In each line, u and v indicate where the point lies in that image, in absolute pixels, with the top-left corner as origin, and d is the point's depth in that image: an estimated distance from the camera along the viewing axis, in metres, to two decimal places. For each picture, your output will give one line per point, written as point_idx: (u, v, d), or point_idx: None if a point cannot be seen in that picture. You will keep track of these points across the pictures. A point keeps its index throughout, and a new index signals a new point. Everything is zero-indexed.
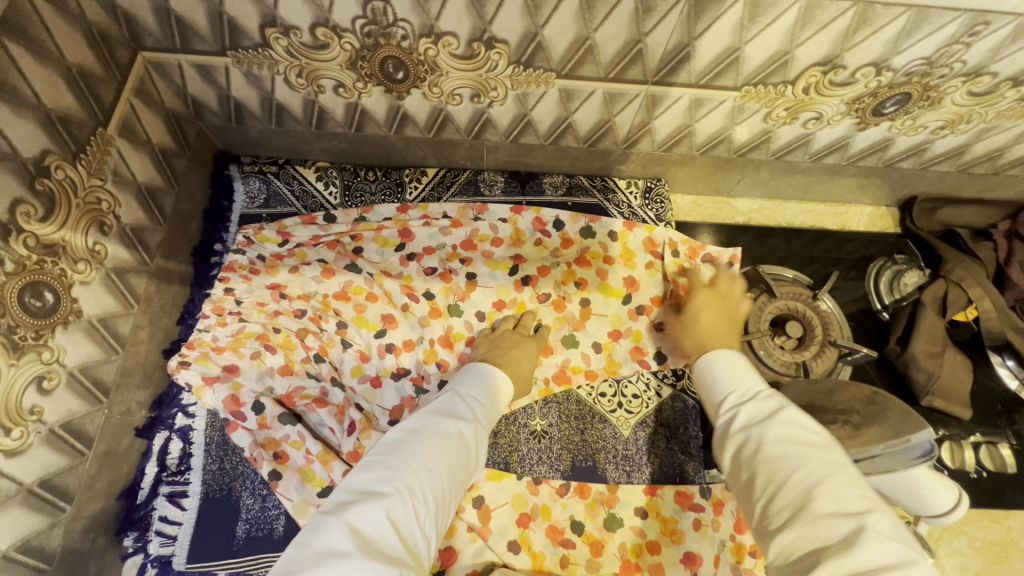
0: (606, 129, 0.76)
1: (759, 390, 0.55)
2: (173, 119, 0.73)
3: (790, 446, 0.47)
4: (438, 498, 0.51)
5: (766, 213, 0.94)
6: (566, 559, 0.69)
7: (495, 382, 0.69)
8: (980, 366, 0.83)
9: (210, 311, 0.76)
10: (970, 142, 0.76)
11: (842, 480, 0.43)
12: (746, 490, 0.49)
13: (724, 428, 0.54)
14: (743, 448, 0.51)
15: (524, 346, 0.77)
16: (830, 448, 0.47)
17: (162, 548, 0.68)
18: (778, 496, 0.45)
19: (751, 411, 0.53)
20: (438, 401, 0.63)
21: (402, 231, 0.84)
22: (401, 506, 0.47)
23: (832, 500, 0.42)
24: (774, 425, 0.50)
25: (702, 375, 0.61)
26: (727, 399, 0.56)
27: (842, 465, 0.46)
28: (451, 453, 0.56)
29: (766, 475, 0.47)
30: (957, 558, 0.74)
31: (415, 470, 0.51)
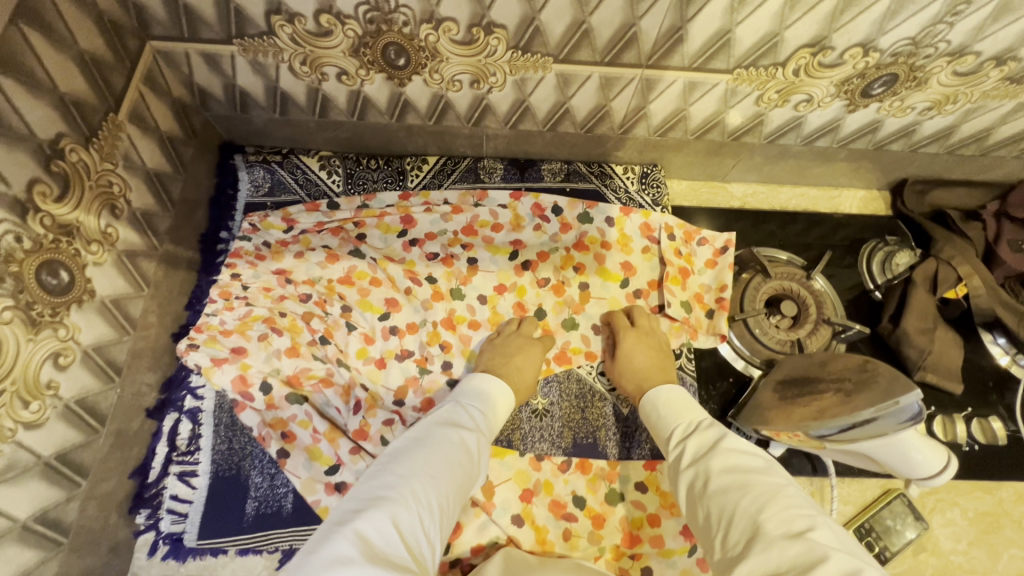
0: (602, 114, 0.78)
1: (700, 420, 0.63)
2: (180, 108, 0.75)
3: (733, 475, 0.54)
4: (441, 506, 0.54)
5: (760, 197, 0.95)
6: (568, 532, 0.71)
7: (501, 394, 0.71)
8: (972, 343, 0.85)
9: (217, 295, 0.78)
10: (957, 123, 0.78)
11: (782, 501, 0.49)
12: (703, 522, 0.54)
13: (676, 464, 0.61)
14: (695, 482, 0.57)
15: (529, 350, 0.77)
16: (768, 471, 0.54)
17: (173, 526, 0.70)
18: (732, 526, 0.50)
19: (696, 445, 0.60)
20: (441, 414, 0.66)
21: (404, 218, 0.86)
22: (406, 512, 0.50)
23: (779, 522, 0.47)
24: (716, 457, 0.57)
25: (650, 413, 0.69)
26: (675, 433, 0.64)
27: (783, 485, 0.52)
28: (453, 463, 0.59)
29: (718, 507, 0.52)
30: (951, 528, 0.76)
31: (417, 479, 0.54)
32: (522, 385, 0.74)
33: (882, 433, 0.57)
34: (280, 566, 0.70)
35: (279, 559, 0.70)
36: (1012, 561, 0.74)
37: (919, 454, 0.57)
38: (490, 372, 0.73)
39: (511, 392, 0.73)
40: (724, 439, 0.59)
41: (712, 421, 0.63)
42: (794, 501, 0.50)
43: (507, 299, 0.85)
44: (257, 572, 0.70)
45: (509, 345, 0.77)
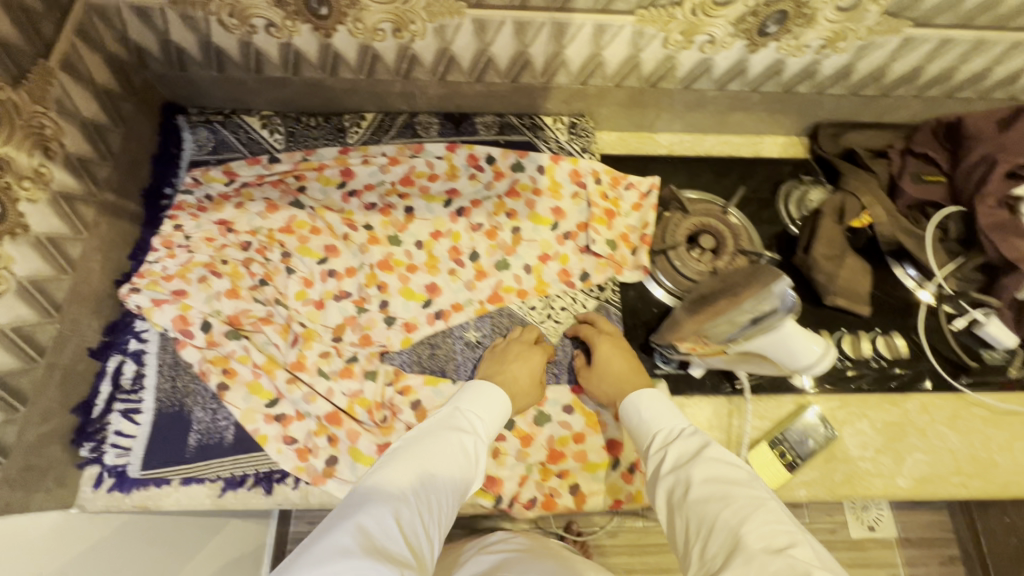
0: (524, 61, 0.83)
1: (680, 427, 0.65)
2: (117, 64, 0.78)
3: (715, 485, 0.56)
4: (437, 506, 0.57)
5: (686, 145, 1.00)
6: (497, 451, 0.75)
7: (485, 389, 0.71)
8: (881, 272, 0.91)
9: (159, 245, 0.81)
10: (853, 60, 0.84)
11: (764, 516, 0.52)
12: (682, 530, 0.56)
13: (656, 471, 0.63)
14: (676, 490, 0.59)
15: (529, 355, 0.77)
16: (751, 484, 0.56)
17: (117, 459, 0.73)
18: (712, 537, 0.52)
19: (679, 452, 0.62)
20: (442, 416, 0.67)
21: (343, 170, 0.90)
22: (405, 508, 0.53)
23: (760, 537, 0.50)
24: (700, 464, 0.59)
25: (630, 417, 0.70)
26: (656, 439, 0.65)
27: (765, 499, 0.54)
28: (452, 465, 0.61)
29: (697, 517, 0.55)
30: (860, 437, 0.81)
31: (414, 475, 0.57)
32: (516, 391, 0.74)
33: (764, 328, 0.63)
34: (222, 494, 0.73)
35: (221, 488, 0.73)
36: (916, 465, 0.80)
37: (801, 346, 0.62)
38: (486, 379, 0.74)
39: (507, 397, 0.72)
40: (706, 448, 0.61)
41: (693, 429, 0.65)
42: (776, 515, 0.52)
43: (443, 244, 0.88)
44: (201, 500, 0.73)
45: (505, 353, 0.78)
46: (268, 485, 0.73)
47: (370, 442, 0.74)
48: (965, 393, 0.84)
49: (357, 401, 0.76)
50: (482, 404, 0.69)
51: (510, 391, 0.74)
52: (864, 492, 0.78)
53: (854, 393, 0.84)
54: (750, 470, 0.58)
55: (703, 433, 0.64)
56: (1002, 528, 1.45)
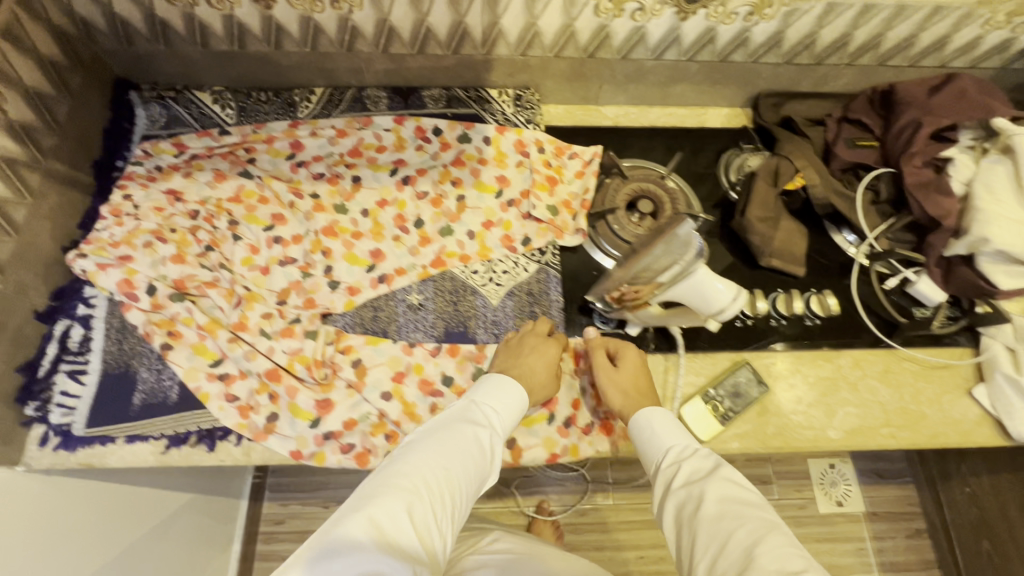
0: (462, 32, 0.86)
1: (692, 444, 0.70)
2: (63, 37, 0.80)
3: (730, 506, 0.61)
4: (452, 501, 0.62)
5: (631, 117, 1.03)
6: (434, 407, 0.78)
7: (505, 382, 0.74)
8: (818, 235, 0.93)
9: (108, 214, 0.83)
10: (781, 27, 0.86)
11: (776, 539, 0.58)
12: (689, 542, 0.62)
13: (667, 484, 0.68)
14: (687, 505, 0.64)
15: (545, 349, 0.77)
16: (762, 507, 0.62)
17: (62, 418, 0.75)
18: (724, 554, 0.58)
19: (691, 469, 0.67)
20: (457, 410, 0.71)
21: (293, 143, 0.92)
22: (420, 504, 0.58)
23: (770, 558, 0.56)
24: (714, 483, 0.64)
25: (640, 432, 0.73)
26: (668, 453, 0.70)
27: (774, 522, 0.60)
28: (467, 458, 0.65)
29: (710, 534, 0.60)
30: (793, 392, 0.83)
31: (431, 471, 0.62)
32: (534, 386, 0.75)
33: (683, 274, 0.70)
34: (166, 451, 0.75)
35: (165, 445, 0.75)
36: (846, 418, 0.82)
37: (712, 288, 0.71)
38: (504, 373, 0.75)
39: (525, 392, 0.74)
40: (718, 468, 0.66)
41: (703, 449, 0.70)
42: (786, 539, 0.58)
43: (388, 212, 0.90)
44: (145, 458, 0.75)
45: (524, 346, 0.78)
46: (210, 443, 0.75)
47: (309, 398, 0.77)
48: (896, 348, 0.87)
49: (296, 358, 0.77)
50: (500, 398, 0.72)
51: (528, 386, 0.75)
52: (795, 444, 0.80)
53: (789, 350, 0.86)
54: (758, 493, 0.63)
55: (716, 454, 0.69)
56: (963, 498, 1.46)
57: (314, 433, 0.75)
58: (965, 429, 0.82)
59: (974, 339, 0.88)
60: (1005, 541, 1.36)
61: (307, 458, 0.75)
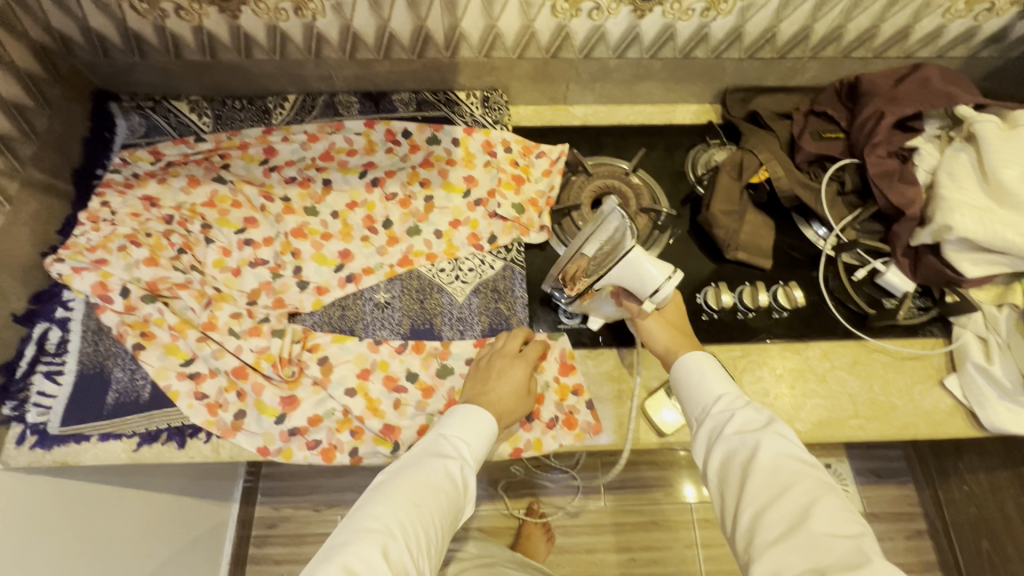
0: (425, 36, 0.88)
1: (745, 397, 0.69)
2: (41, 51, 0.84)
3: (785, 462, 0.61)
4: (425, 538, 0.61)
5: (600, 116, 1.04)
6: (398, 402, 0.79)
7: (471, 411, 0.72)
8: (787, 227, 0.93)
9: (86, 220, 0.86)
10: (739, 22, 0.87)
11: (832, 500, 0.57)
12: (737, 491, 0.61)
13: (717, 431, 0.67)
14: (737, 455, 0.63)
15: (511, 369, 0.76)
16: (816, 468, 0.61)
17: (39, 417, 0.77)
18: (777, 508, 0.58)
19: (744, 420, 0.66)
20: (426, 443, 0.70)
21: (266, 149, 0.95)
22: (393, 545, 0.58)
23: (825, 521, 0.55)
24: (768, 435, 0.63)
25: (690, 374, 0.72)
26: (718, 401, 0.69)
27: (829, 484, 0.60)
28: (438, 493, 0.65)
29: (763, 484, 0.60)
30: (759, 384, 0.83)
31: (402, 511, 0.61)
32: (502, 411, 0.74)
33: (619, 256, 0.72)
34: (137, 448, 0.77)
35: (137, 442, 0.77)
36: (814, 410, 0.81)
37: (649, 272, 0.71)
38: (472, 400, 0.74)
39: (495, 417, 0.73)
40: (771, 422, 0.65)
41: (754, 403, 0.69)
42: (840, 502, 0.57)
43: (358, 213, 0.92)
44: (118, 455, 0.76)
45: (495, 368, 0.77)
46: (181, 440, 0.77)
47: (275, 395, 0.78)
48: (866, 340, 0.85)
49: (263, 356, 0.79)
50: (468, 428, 0.70)
51: (496, 413, 0.73)
52: None
53: (756, 342, 0.85)
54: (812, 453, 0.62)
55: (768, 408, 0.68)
56: (962, 497, 1.41)
57: (280, 429, 0.77)
58: (937, 420, 0.81)
59: (947, 329, 0.86)
60: (1004, 540, 1.29)
61: (274, 454, 0.76)
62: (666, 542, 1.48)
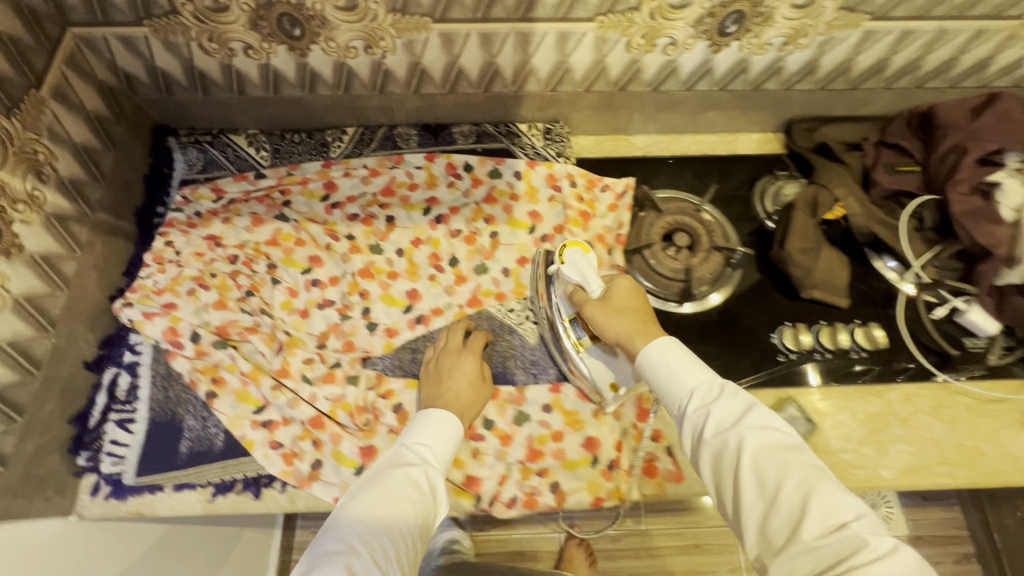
0: (493, 71, 0.86)
1: (716, 382, 0.61)
2: (106, 91, 0.83)
3: (769, 456, 0.54)
4: (394, 550, 0.56)
5: (661, 146, 1.02)
6: (476, 451, 0.77)
7: (434, 417, 0.72)
8: (860, 264, 0.91)
9: (152, 261, 0.85)
10: (817, 56, 0.85)
11: (825, 484, 0.52)
12: (732, 500, 0.55)
13: (697, 433, 0.59)
14: (724, 457, 0.56)
15: (461, 365, 0.78)
16: (800, 450, 0.55)
17: (113, 467, 0.76)
18: (773, 512, 0.52)
19: (720, 415, 0.58)
20: (390, 458, 0.67)
21: (327, 184, 0.94)
22: (356, 560, 0.53)
23: (822, 516, 0.50)
24: (747, 428, 0.56)
25: (657, 368, 0.64)
26: (692, 398, 0.61)
27: (817, 465, 0.54)
28: (401, 502, 0.61)
29: (754, 484, 0.54)
30: (841, 430, 0.81)
31: (363, 527, 0.57)
32: (461, 407, 0.75)
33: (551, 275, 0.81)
34: (213, 499, 0.75)
35: (212, 493, 0.76)
36: (899, 456, 0.79)
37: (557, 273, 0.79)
38: (429, 405, 0.74)
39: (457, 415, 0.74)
40: (749, 410, 0.58)
41: (730, 385, 0.61)
42: (832, 484, 0.52)
43: (423, 250, 0.91)
44: (193, 506, 0.75)
45: (442, 366, 0.79)
46: (256, 490, 0.76)
47: (353, 445, 0.77)
48: (949, 382, 0.83)
49: (339, 406, 0.78)
50: (432, 433, 0.70)
51: (457, 410, 0.75)
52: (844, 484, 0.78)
53: (835, 385, 0.83)
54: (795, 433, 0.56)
55: (741, 389, 0.60)
56: (1015, 522, 1.37)
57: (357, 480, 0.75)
58: None
59: None
60: None
61: None
62: (710, 566, 1.46)
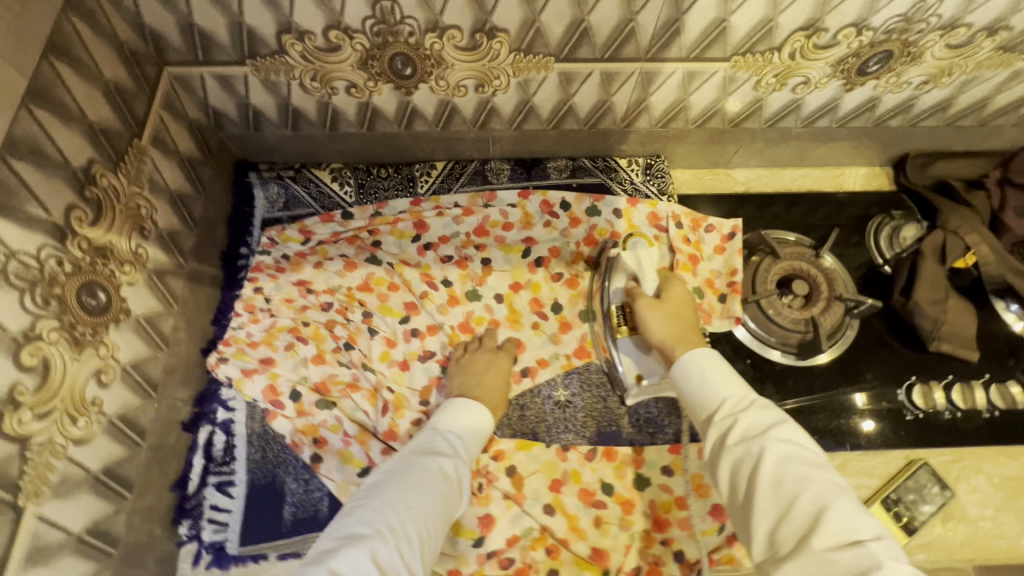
0: (605, 108, 0.80)
1: (746, 395, 0.59)
2: (197, 131, 0.78)
3: (791, 466, 0.50)
4: (420, 540, 0.54)
5: (763, 180, 0.97)
6: (599, 519, 0.74)
7: (467, 407, 0.72)
8: (985, 313, 0.86)
9: (242, 309, 0.80)
10: (953, 95, 0.79)
11: (847, 503, 0.47)
12: (744, 505, 0.51)
13: (719, 441, 0.56)
14: (743, 464, 0.52)
15: (497, 363, 0.79)
16: (826, 468, 0.51)
17: (215, 535, 0.71)
18: (788, 521, 0.47)
19: (747, 424, 0.55)
20: (417, 442, 0.66)
21: (417, 223, 0.87)
22: (384, 545, 0.51)
23: (838, 532, 0.45)
24: (771, 437, 0.53)
25: (691, 377, 0.64)
26: (721, 406, 0.59)
27: (841, 485, 0.49)
28: (429, 490, 0.59)
29: (770, 493, 0.50)
30: (977, 495, 0.77)
31: (391, 511, 0.55)
32: (496, 403, 0.76)
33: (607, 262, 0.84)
34: None
35: None
36: None
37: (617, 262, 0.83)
38: (467, 393, 0.74)
39: (490, 412, 0.74)
40: (778, 424, 0.54)
41: (763, 400, 0.58)
42: (855, 504, 0.47)
43: (523, 296, 0.87)
44: None
45: (478, 364, 0.79)
46: None
47: (472, 514, 0.73)
48: None
49: None
50: (463, 422, 0.70)
51: (493, 404, 0.75)
52: (987, 555, 0.74)
53: (969, 446, 0.79)
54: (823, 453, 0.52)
55: (773, 404, 0.57)
56: None
57: (476, 552, 0.71)
58: None
59: None
60: None
61: None
62: None
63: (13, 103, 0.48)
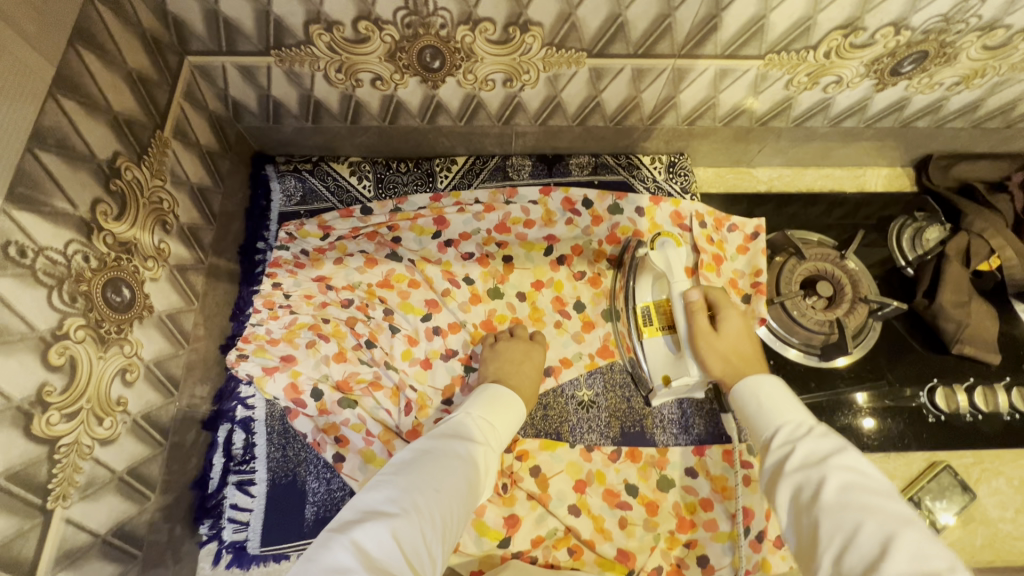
0: (633, 105, 0.79)
1: (802, 421, 0.57)
2: (215, 121, 0.76)
3: (855, 496, 0.47)
4: (446, 523, 0.52)
5: (785, 180, 0.96)
6: (623, 521, 0.74)
7: (497, 394, 0.70)
8: (1005, 316, 0.87)
9: (262, 305, 0.79)
10: (983, 97, 0.79)
11: (916, 533, 0.43)
12: (806, 533, 0.49)
13: (778, 467, 0.55)
14: (802, 492, 0.51)
15: (532, 352, 0.79)
16: (894, 498, 0.47)
17: (236, 534, 0.70)
18: (852, 548, 0.44)
19: (807, 450, 0.53)
20: (447, 423, 0.64)
21: (437, 219, 0.86)
22: (408, 525, 0.49)
23: (908, 561, 0.41)
24: (832, 465, 0.51)
25: (745, 403, 0.63)
26: (777, 432, 0.57)
27: (911, 516, 0.46)
28: (457, 472, 0.57)
29: (831, 522, 0.47)
30: (997, 497, 0.77)
31: (420, 490, 0.52)
32: (529, 393, 0.74)
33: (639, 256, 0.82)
34: None
35: None
36: None
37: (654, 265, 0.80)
38: (498, 381, 0.72)
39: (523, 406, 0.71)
40: (839, 452, 0.52)
41: (824, 428, 0.56)
42: (927, 535, 0.43)
43: (545, 294, 0.87)
44: None
45: (513, 353, 0.78)
46: None
47: (496, 514, 0.72)
48: None
49: None
50: (495, 411, 0.68)
51: (527, 390, 0.74)
52: (1007, 558, 0.74)
53: (991, 449, 0.79)
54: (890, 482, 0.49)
55: (834, 431, 0.55)
56: None
57: (502, 552, 0.71)
58: None
59: None
60: None
61: None
62: None
63: (38, 93, 0.46)
